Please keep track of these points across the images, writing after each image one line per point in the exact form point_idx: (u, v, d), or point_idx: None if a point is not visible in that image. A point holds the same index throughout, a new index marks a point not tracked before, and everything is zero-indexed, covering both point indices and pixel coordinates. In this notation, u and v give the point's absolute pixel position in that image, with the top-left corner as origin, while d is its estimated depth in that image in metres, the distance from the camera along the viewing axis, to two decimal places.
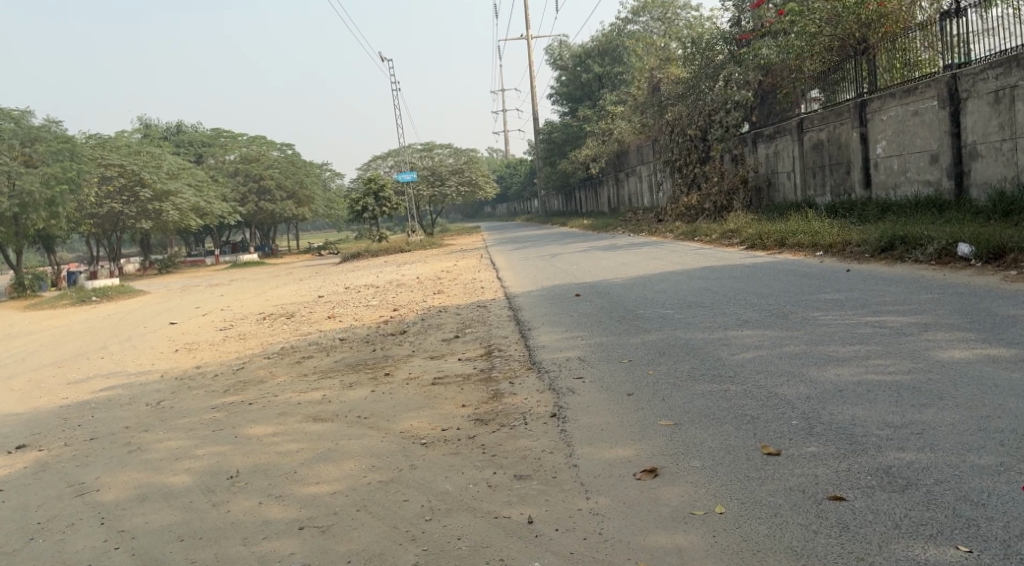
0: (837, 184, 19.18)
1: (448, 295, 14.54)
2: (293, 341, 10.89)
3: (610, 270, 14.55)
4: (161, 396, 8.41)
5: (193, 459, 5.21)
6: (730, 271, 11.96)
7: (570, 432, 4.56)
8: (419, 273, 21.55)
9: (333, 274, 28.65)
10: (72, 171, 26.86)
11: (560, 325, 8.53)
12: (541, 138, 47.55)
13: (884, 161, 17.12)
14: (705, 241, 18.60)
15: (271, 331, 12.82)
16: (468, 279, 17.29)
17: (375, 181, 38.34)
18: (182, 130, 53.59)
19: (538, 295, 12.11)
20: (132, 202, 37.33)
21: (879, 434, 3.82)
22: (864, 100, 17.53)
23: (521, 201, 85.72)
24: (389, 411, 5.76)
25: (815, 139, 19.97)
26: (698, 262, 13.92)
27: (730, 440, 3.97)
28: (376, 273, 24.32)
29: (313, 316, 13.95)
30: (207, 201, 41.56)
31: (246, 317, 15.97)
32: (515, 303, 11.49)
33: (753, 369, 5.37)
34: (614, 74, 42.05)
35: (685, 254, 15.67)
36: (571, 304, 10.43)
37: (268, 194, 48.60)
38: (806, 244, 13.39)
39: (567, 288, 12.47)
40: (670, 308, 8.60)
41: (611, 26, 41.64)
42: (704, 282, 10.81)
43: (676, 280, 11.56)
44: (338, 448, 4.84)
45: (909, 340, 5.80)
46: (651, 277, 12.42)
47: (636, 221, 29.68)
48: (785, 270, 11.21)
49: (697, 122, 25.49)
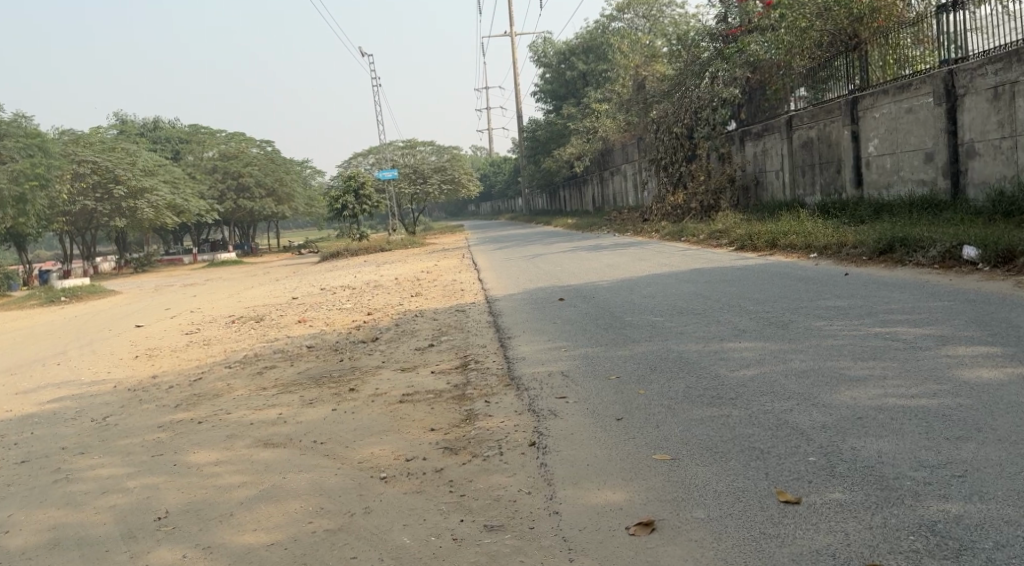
0: (827, 184, 18.70)
1: (425, 298, 13.90)
2: (258, 348, 10.23)
3: (595, 272, 13.97)
4: (109, 410, 7.75)
5: (120, 492, 4.61)
6: (721, 273, 11.38)
7: (550, 465, 3.97)
8: (398, 274, 20.93)
9: (310, 273, 27.94)
10: (41, 167, 25.99)
11: (543, 334, 7.92)
12: (525, 136, 47.02)
13: (876, 160, 16.63)
14: (692, 241, 18.03)
15: (237, 336, 12.13)
16: (448, 281, 16.66)
17: (355, 179, 37.60)
18: (160, 126, 52.65)
19: (518, 299, 11.49)
20: (107, 199, 36.47)
21: (915, 477, 3.27)
22: (855, 96, 17.02)
23: (504, 200, 85.15)
24: (347, 436, 5.14)
25: (804, 137, 19.45)
26: (686, 264, 13.36)
27: (739, 482, 3.41)
28: (354, 274, 23.67)
29: (283, 320, 13.28)
30: (184, 199, 40.72)
31: (215, 321, 15.27)
32: (495, 308, 10.86)
33: (755, 390, 4.80)
34: (598, 71, 41.53)
35: (672, 255, 15.11)
36: (554, 309, 9.83)
37: (247, 191, 47.47)
38: (799, 245, 12.83)
39: (549, 291, 11.84)
40: (661, 315, 8.02)
41: (595, 23, 41.14)
42: (695, 286, 10.23)
43: (664, 283, 10.97)
44: (284, 483, 4.24)
45: (928, 355, 5.24)
46: (638, 279, 11.84)
47: (620, 221, 29.11)
48: (779, 273, 10.65)
49: (682, 120, 24.93)
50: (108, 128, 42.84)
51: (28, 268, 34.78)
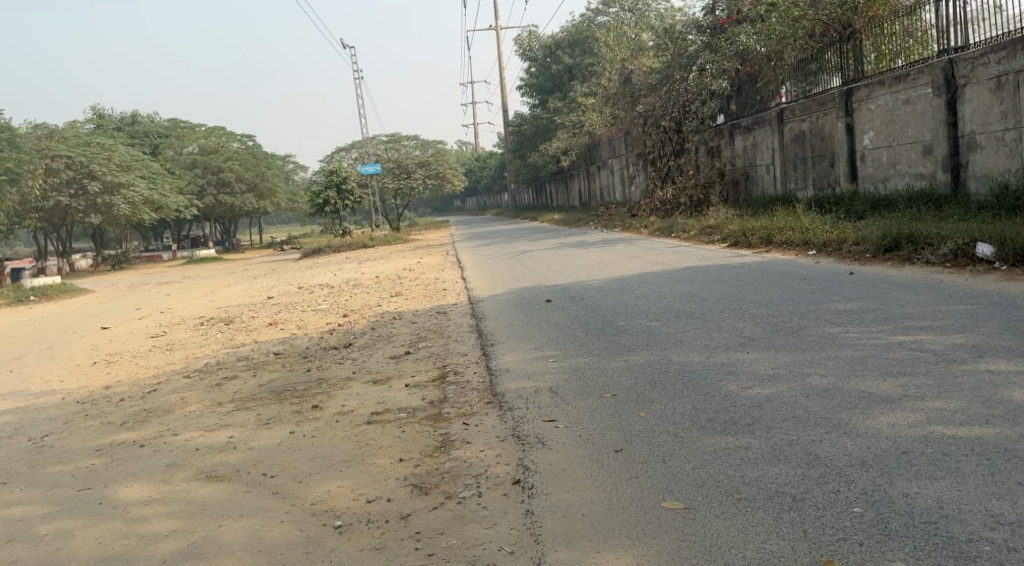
0: (820, 178, 18.07)
1: (405, 298, 13.17)
2: (221, 356, 9.50)
3: (583, 270, 13.31)
4: (49, 427, 7.03)
5: (29, 540, 3.90)
6: (718, 272, 10.71)
7: (537, 512, 3.34)
8: (378, 272, 20.22)
9: (289, 271, 27.17)
10: (8, 162, 25.09)
11: (528, 342, 7.23)
12: (510, 130, 46.34)
13: (872, 153, 16.04)
14: (682, 237, 17.39)
15: (202, 342, 11.40)
16: (430, 279, 15.96)
17: (337, 174, 36.80)
18: (138, 121, 51.65)
19: (502, 300, 10.78)
20: (81, 195, 35.53)
21: (993, 540, 2.74)
22: (850, 87, 16.40)
23: (490, 194, 84.43)
24: (301, 468, 4.44)
25: (796, 129, 18.82)
26: (678, 261, 12.72)
27: (771, 545, 2.86)
28: (334, 271, 22.94)
29: (253, 323, 12.56)
30: (161, 194, 39.80)
31: (184, 323, 14.53)
32: (477, 310, 10.15)
33: (775, 413, 4.15)
34: (584, 64, 40.84)
35: (663, 252, 14.47)
36: (541, 312, 9.13)
37: (227, 186, 46.46)
38: (795, 241, 12.20)
39: (534, 292, 11.16)
40: (656, 320, 7.34)
41: (581, 16, 40.50)
42: (690, 286, 9.57)
43: (658, 283, 10.29)
44: (218, 536, 3.56)
45: (966, 371, 4.58)
46: (629, 278, 11.17)
47: (608, 217, 28.45)
48: (778, 271, 10.01)
49: (671, 113, 24.29)
50: (83, 122, 41.86)
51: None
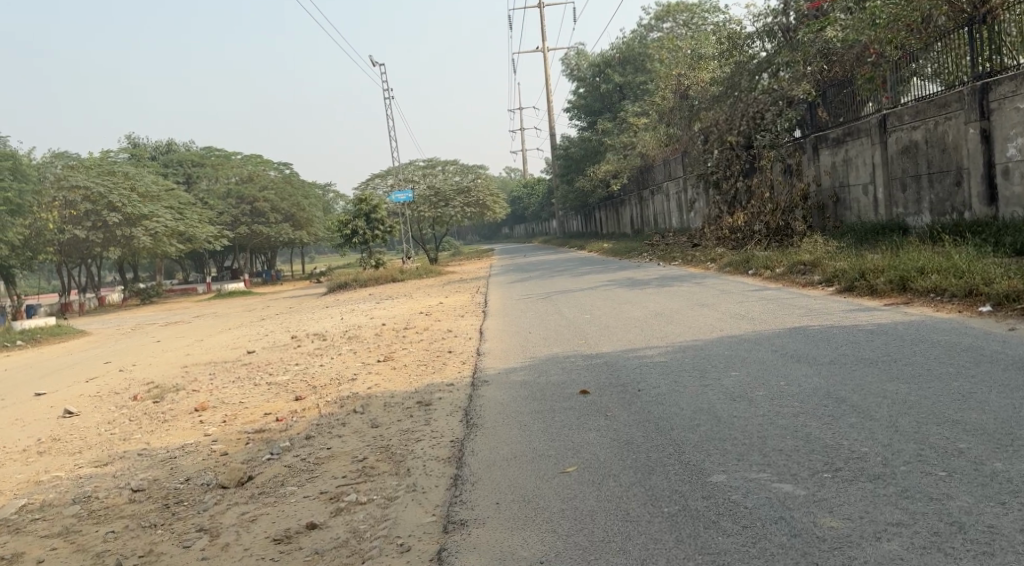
0: (941, 200, 13.87)
1: (391, 367, 9.52)
2: (62, 489, 6.01)
3: (637, 327, 9.57)
4: None
5: None
6: (848, 342, 6.72)
7: None
8: (391, 316, 16.81)
9: (306, 312, 23.96)
10: (11, 196, 22.47)
11: (524, 532, 3.56)
12: (557, 155, 42.63)
13: (1017, 167, 12.01)
14: (762, 275, 13.51)
15: (86, 442, 8.00)
16: (439, 333, 12.35)
17: (367, 201, 33.58)
18: (174, 149, 49.43)
19: (512, 387, 6.96)
20: (100, 228, 32.36)
21: None
22: (986, 82, 12.34)
23: (540, 223, 80.55)
24: None
25: (905, 139, 14.67)
26: (773, 317, 8.90)
27: None
28: (344, 314, 19.60)
29: (176, 410, 9.05)
30: (190, 226, 36.94)
31: (117, 399, 11.22)
32: (470, 408, 6.39)
33: None
34: (637, 83, 37.15)
35: (746, 299, 10.71)
36: (572, 421, 5.34)
37: (262, 218, 43.82)
38: (950, 289, 8.19)
39: (563, 371, 7.37)
40: (794, 485, 3.57)
41: (633, 32, 37.14)
42: (817, 374, 5.64)
43: (760, 361, 6.36)
44: None
45: None
46: (708, 349, 7.37)
47: (664, 247, 24.61)
48: (963, 346, 6.11)
49: (737, 126, 20.10)
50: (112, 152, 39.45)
51: (16, 303, 31.09)
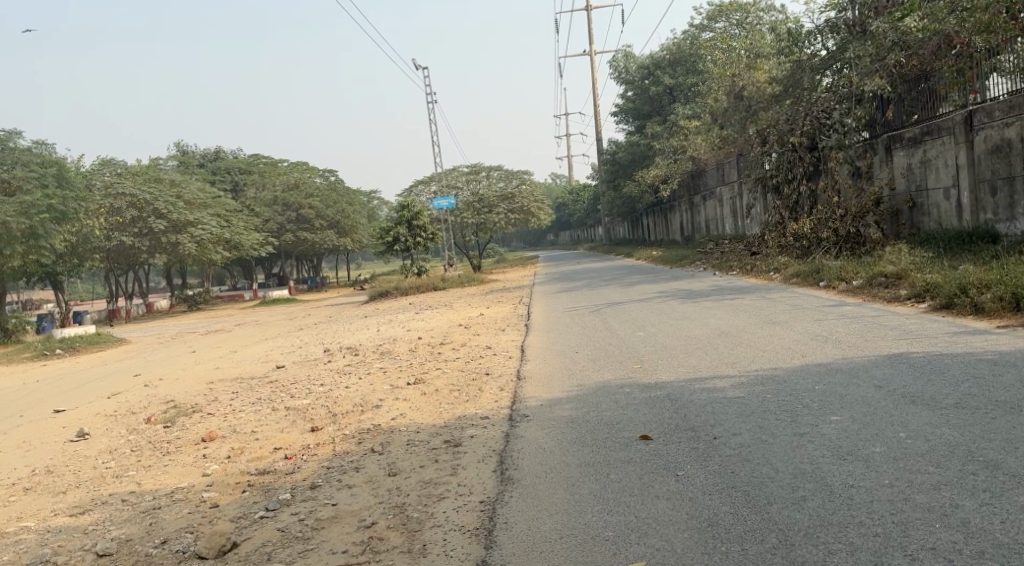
0: None
1: (421, 392, 8.43)
2: (24, 547, 5.06)
3: (700, 350, 8.36)
4: None
5: None
6: (970, 377, 5.47)
7: None
8: (428, 329, 15.82)
9: (345, 321, 23.06)
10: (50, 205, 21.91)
11: None
12: (604, 159, 41.33)
13: None
14: (836, 288, 12.18)
15: (76, 478, 7.09)
16: (477, 350, 11.26)
17: (408, 207, 32.71)
18: (221, 157, 49.08)
19: (558, 427, 5.82)
20: (146, 235, 31.81)
21: None
22: None
23: (586, 230, 79.00)
24: None
25: (995, 138, 13.25)
26: (859, 340, 7.66)
27: None
28: (381, 325, 18.65)
29: (183, 438, 8.11)
30: (235, 233, 36.38)
31: (131, 421, 10.35)
32: (507, 453, 5.30)
33: None
34: (687, 85, 35.73)
35: (822, 317, 9.45)
36: (635, 478, 4.26)
37: (307, 224, 43.03)
38: None
39: (618, 405, 6.22)
40: None
41: (683, 33, 35.71)
42: (946, 424, 4.44)
43: (864, 402, 5.14)
44: None
45: None
46: (790, 381, 6.17)
47: (719, 255, 23.30)
48: None
49: (801, 126, 18.70)
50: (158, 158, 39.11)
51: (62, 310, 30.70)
